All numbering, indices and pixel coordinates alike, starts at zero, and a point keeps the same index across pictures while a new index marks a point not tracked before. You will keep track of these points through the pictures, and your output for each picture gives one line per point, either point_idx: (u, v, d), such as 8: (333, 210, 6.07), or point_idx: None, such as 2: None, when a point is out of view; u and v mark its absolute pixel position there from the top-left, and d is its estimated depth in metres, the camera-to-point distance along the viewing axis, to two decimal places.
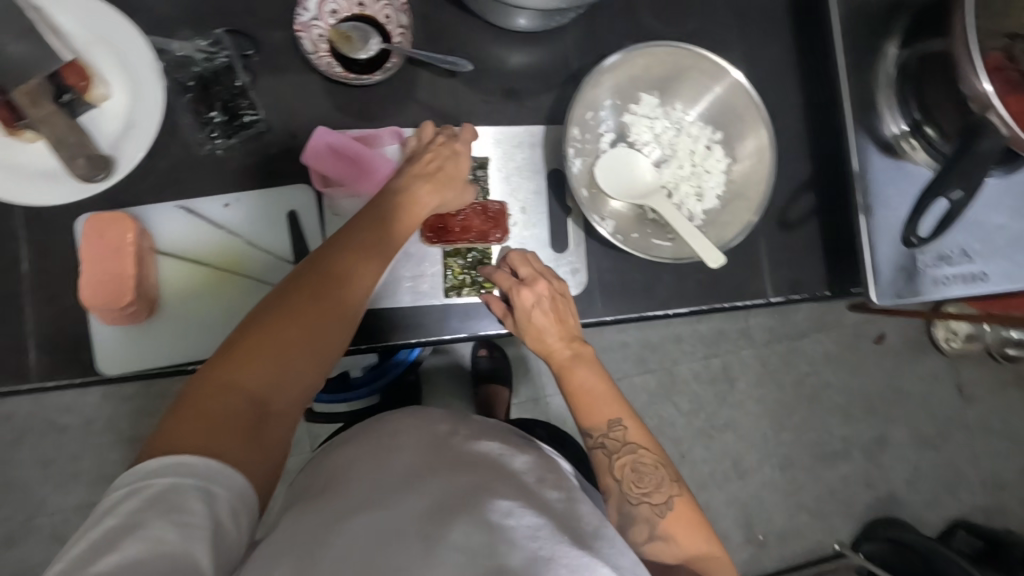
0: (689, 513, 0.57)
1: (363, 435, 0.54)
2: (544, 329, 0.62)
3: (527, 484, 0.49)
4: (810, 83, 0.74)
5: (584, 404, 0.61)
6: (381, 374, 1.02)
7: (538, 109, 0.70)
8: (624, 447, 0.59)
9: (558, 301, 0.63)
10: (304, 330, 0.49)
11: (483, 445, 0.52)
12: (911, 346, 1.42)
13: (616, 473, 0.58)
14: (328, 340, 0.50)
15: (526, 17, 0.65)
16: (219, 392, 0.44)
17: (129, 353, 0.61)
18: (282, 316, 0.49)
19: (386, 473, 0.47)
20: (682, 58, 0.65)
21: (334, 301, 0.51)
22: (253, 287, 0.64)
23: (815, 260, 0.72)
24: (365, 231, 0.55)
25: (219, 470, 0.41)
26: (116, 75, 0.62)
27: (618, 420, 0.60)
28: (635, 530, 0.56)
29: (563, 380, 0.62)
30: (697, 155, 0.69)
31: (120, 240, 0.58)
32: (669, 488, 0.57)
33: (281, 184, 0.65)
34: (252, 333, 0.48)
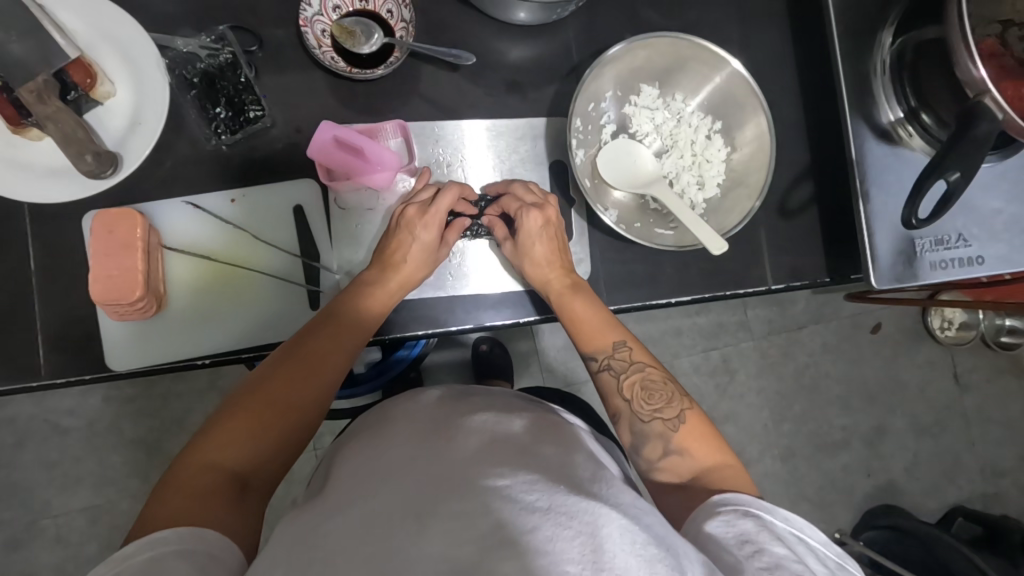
0: (701, 426, 0.58)
1: (365, 433, 0.57)
2: (546, 262, 0.64)
3: (524, 441, 0.50)
4: (809, 74, 0.75)
5: (587, 326, 0.63)
6: (386, 369, 1.03)
7: (540, 102, 0.71)
8: (632, 366, 0.61)
9: (555, 235, 0.65)
10: (269, 413, 0.53)
11: (478, 416, 0.53)
12: (908, 335, 1.43)
13: (626, 393, 0.60)
14: (301, 420, 0.54)
15: (527, 11, 0.65)
16: (196, 472, 0.48)
17: (139, 349, 0.62)
18: (257, 399, 0.53)
19: (383, 459, 0.48)
20: (682, 48, 0.66)
21: (303, 384, 0.55)
22: (259, 280, 0.65)
23: (816, 248, 0.73)
24: (333, 315, 0.59)
25: (194, 535, 0.43)
26: (121, 72, 0.62)
27: (623, 341, 0.62)
28: (650, 447, 0.58)
29: (564, 308, 0.63)
30: (698, 145, 0.70)
31: (130, 235, 0.58)
32: (679, 402, 0.59)
33: (286, 179, 0.66)
34: (224, 425, 0.51)
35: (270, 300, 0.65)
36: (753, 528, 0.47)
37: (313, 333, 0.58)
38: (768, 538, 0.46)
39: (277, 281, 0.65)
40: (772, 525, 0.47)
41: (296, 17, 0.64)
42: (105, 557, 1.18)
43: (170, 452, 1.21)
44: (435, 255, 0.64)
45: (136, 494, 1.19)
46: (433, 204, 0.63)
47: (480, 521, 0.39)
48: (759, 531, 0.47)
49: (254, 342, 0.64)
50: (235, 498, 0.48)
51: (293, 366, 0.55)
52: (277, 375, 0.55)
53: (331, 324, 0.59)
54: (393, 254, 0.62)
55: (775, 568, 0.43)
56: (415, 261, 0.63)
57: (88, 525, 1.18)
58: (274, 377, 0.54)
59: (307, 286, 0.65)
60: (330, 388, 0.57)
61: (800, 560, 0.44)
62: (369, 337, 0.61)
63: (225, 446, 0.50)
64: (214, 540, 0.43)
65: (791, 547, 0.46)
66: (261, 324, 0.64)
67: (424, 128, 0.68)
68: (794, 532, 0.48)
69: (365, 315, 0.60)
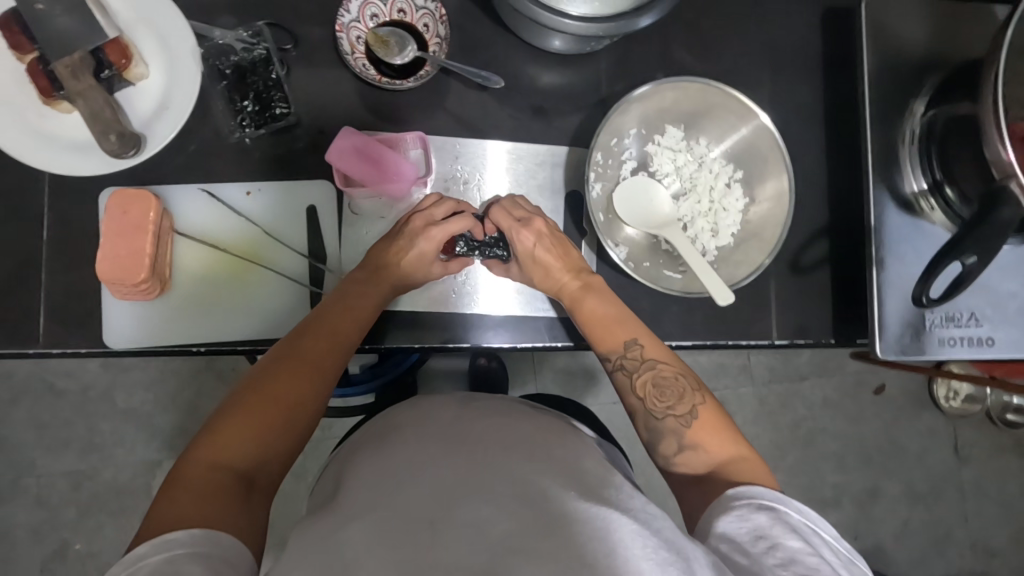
0: (714, 419, 0.57)
1: (375, 426, 0.57)
2: (550, 274, 0.64)
3: (534, 440, 0.51)
4: (836, 132, 0.75)
5: (599, 327, 0.62)
6: (379, 374, 1.06)
7: (564, 129, 0.71)
8: (643, 366, 0.60)
9: (558, 245, 0.65)
10: (277, 406, 0.53)
11: (485, 418, 0.53)
12: (912, 401, 1.41)
13: (638, 392, 0.59)
14: (308, 414, 0.55)
15: (561, 40, 0.66)
16: (203, 471, 0.48)
17: (137, 330, 0.62)
18: (261, 394, 0.53)
19: (396, 451, 0.49)
20: (711, 94, 0.65)
21: (305, 372, 0.55)
22: (264, 275, 0.65)
23: (823, 308, 0.72)
24: (335, 306, 0.60)
25: (207, 537, 0.43)
26: (156, 56, 0.63)
27: (635, 340, 0.61)
28: (664, 444, 0.57)
29: (577, 310, 0.64)
30: (716, 192, 0.69)
31: (141, 218, 0.59)
32: (691, 398, 0.58)
33: (304, 179, 0.66)
34: (230, 417, 0.51)
35: (272, 296, 0.65)
36: (766, 522, 0.47)
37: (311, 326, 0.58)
38: (783, 534, 0.46)
39: (281, 278, 0.65)
40: (786, 515, 0.47)
41: (334, 21, 0.65)
42: (81, 523, 1.18)
43: (158, 427, 1.21)
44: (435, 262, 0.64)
45: (121, 464, 1.20)
46: (431, 211, 0.65)
47: (494, 527, 0.40)
48: (773, 525, 0.47)
49: (250, 337, 0.64)
50: (243, 496, 0.48)
51: (292, 358, 0.56)
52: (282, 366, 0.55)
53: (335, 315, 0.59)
54: (394, 251, 0.63)
55: (789, 564, 0.44)
56: (407, 266, 0.63)
57: (69, 489, 1.19)
58: (280, 369, 0.55)
59: (311, 288, 0.65)
60: (332, 374, 0.57)
61: (814, 551, 0.45)
62: (368, 325, 0.61)
63: (233, 442, 0.50)
64: (225, 543, 0.43)
65: (805, 536, 0.46)
66: (260, 318, 0.64)
67: (445, 144, 0.69)
68: (807, 525, 0.47)
69: (365, 311, 0.61)
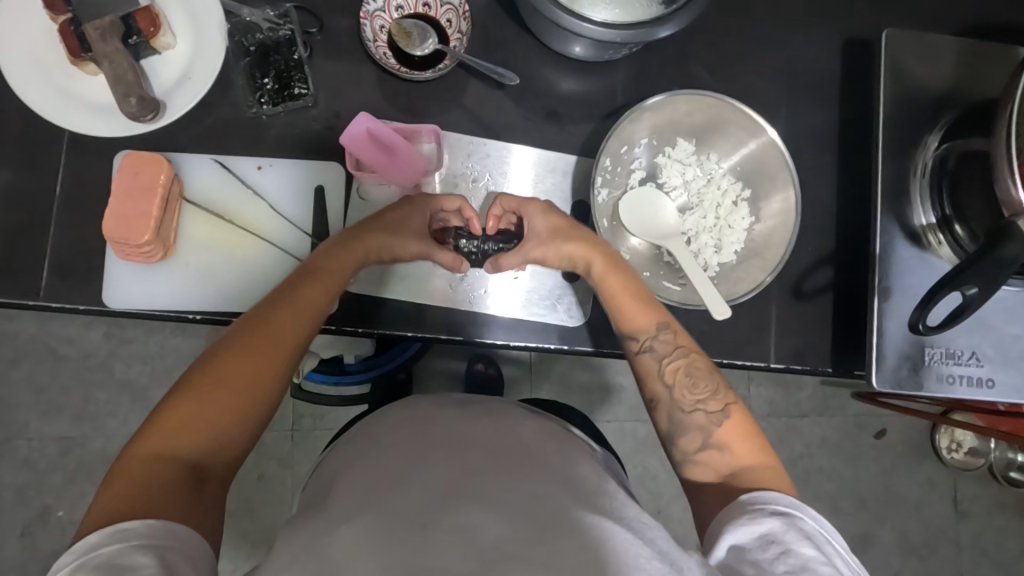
0: (744, 422, 0.56)
1: (362, 428, 0.57)
2: (570, 252, 0.63)
3: (525, 447, 0.50)
4: (849, 162, 0.75)
5: (630, 307, 0.61)
6: (375, 365, 1.04)
7: (577, 135, 0.71)
8: (675, 352, 0.59)
9: (572, 224, 0.65)
10: (234, 392, 0.51)
11: (470, 424, 0.52)
12: (913, 448, 1.38)
13: (667, 378, 0.58)
14: (265, 401, 0.53)
15: (582, 46, 0.67)
16: (153, 461, 0.46)
17: (136, 292, 0.63)
18: (217, 377, 0.51)
19: (385, 454, 0.49)
20: (724, 110, 0.65)
21: (265, 357, 0.53)
22: (265, 249, 0.65)
23: (822, 335, 0.71)
24: (303, 287, 0.58)
25: (163, 529, 0.42)
26: (183, 27, 0.65)
27: (667, 325, 0.60)
28: (686, 439, 0.56)
29: (605, 293, 0.62)
30: (723, 209, 0.69)
31: (151, 181, 0.60)
32: (725, 396, 0.57)
33: (315, 159, 0.67)
34: (180, 402, 0.49)
35: (272, 271, 0.65)
36: (779, 526, 0.45)
37: (274, 307, 0.56)
38: (795, 540, 0.44)
39: (284, 254, 0.65)
40: (803, 524, 0.45)
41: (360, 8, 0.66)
42: (66, 490, 1.19)
43: (152, 402, 1.21)
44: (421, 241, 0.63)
45: (111, 435, 1.20)
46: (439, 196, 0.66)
47: (480, 535, 0.40)
48: (786, 530, 0.45)
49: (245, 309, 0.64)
50: (195, 486, 0.46)
51: (255, 339, 0.54)
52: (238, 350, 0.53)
53: (302, 295, 0.57)
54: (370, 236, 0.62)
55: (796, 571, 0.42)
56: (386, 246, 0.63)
57: (57, 455, 1.19)
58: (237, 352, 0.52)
59: None
60: (292, 358, 0.55)
61: (827, 562, 0.43)
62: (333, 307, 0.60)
63: (185, 430, 0.49)
64: (180, 535, 0.42)
65: (820, 546, 0.44)
66: (257, 291, 0.64)
67: (459, 140, 0.69)
68: (822, 533, 0.45)
69: (330, 291, 0.59)
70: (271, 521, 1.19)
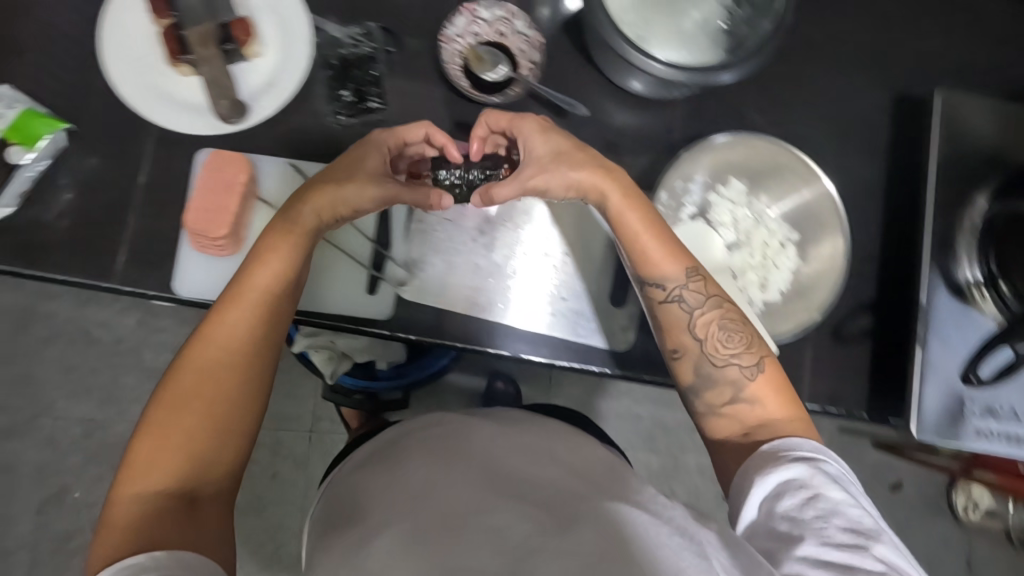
0: (776, 374, 0.58)
1: (374, 446, 0.59)
2: (579, 181, 0.61)
3: (502, 460, 0.51)
4: (893, 214, 0.77)
5: (655, 255, 0.61)
6: (405, 372, 1.07)
7: (632, 168, 0.74)
8: (707, 304, 0.60)
9: (575, 147, 0.63)
10: (199, 420, 0.53)
11: (479, 437, 0.54)
12: (927, 503, 1.37)
13: (698, 331, 0.60)
14: (236, 416, 0.54)
15: (643, 81, 0.70)
16: (131, 505, 0.48)
17: (203, 281, 0.65)
18: (177, 411, 0.52)
19: (404, 465, 0.52)
20: (781, 155, 0.71)
21: (219, 379, 0.54)
22: (330, 251, 0.69)
23: (859, 383, 0.72)
24: (247, 296, 0.57)
25: (171, 556, 0.45)
26: (274, 39, 0.69)
27: (696, 271, 0.61)
28: (717, 390, 0.59)
29: (623, 222, 0.61)
30: (770, 249, 0.71)
31: (232, 178, 0.63)
32: (758, 348, 0.59)
33: (383, 169, 0.69)
34: (146, 443, 0.51)
35: (334, 272, 0.68)
36: (806, 471, 0.49)
37: (226, 326, 0.56)
38: (820, 484, 0.48)
39: (347, 258, 0.68)
40: (825, 467, 0.50)
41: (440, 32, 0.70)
42: (86, 471, 1.21)
43: None
44: (387, 180, 0.61)
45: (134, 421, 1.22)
46: (395, 129, 0.63)
47: (507, 534, 0.42)
48: (812, 476, 0.49)
49: (306, 307, 0.67)
50: (187, 510, 0.49)
51: (215, 362, 0.55)
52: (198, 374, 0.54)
53: (244, 311, 0.57)
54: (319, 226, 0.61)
55: (832, 513, 0.47)
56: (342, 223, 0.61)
57: (80, 436, 1.22)
58: (196, 379, 0.54)
59: (370, 270, 0.67)
60: (254, 365, 0.56)
61: (855, 501, 0.48)
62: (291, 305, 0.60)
63: (157, 468, 0.50)
64: (187, 558, 0.45)
65: (846, 488, 0.49)
66: (319, 290, 0.68)
67: None
68: (841, 477, 0.50)
69: (278, 297, 0.59)
70: (284, 520, 1.20)
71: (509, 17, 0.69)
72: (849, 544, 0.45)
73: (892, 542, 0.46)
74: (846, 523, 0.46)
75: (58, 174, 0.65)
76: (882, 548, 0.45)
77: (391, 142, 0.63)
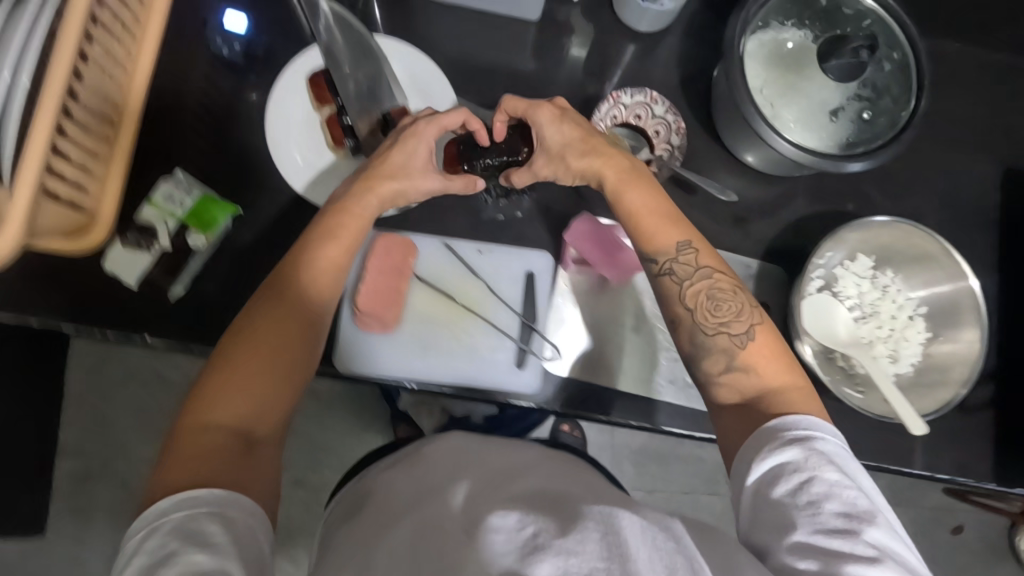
0: (771, 340, 0.60)
1: (404, 463, 0.63)
2: (584, 168, 0.65)
3: (518, 479, 0.54)
4: (1007, 286, 0.79)
5: (651, 221, 0.63)
6: (501, 425, 1.02)
7: (759, 243, 0.77)
8: (698, 271, 0.62)
9: (586, 133, 0.65)
10: (255, 378, 0.54)
11: (508, 463, 0.59)
12: (989, 546, 1.37)
13: (689, 300, 0.61)
14: (279, 375, 0.55)
15: (754, 155, 0.75)
16: (205, 438, 0.50)
17: (362, 360, 0.67)
18: (237, 369, 0.53)
19: (421, 484, 0.57)
20: (923, 241, 0.71)
21: (268, 338, 0.55)
22: (481, 328, 0.71)
23: (983, 450, 0.74)
24: (298, 267, 0.59)
25: (226, 500, 0.46)
26: None
27: (688, 243, 0.63)
28: (712, 361, 0.60)
29: (623, 202, 0.64)
30: (898, 321, 0.74)
31: (402, 263, 0.67)
32: (750, 315, 0.60)
33: (528, 248, 0.72)
34: (210, 401, 0.52)
35: (485, 349, 0.70)
36: (800, 454, 0.50)
37: (268, 303, 0.57)
38: (822, 470, 0.48)
39: (498, 334, 0.70)
40: (819, 447, 0.50)
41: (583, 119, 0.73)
42: None
43: None
44: (433, 173, 0.64)
45: None
46: (434, 117, 0.64)
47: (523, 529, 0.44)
48: (808, 457, 0.50)
49: (463, 383, 0.69)
50: (239, 454, 0.50)
51: (269, 334, 0.56)
52: (247, 336, 0.55)
53: (306, 286, 0.59)
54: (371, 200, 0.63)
55: (824, 497, 0.47)
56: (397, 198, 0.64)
57: None
58: (247, 341, 0.55)
59: (519, 344, 0.70)
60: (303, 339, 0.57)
61: (850, 484, 0.48)
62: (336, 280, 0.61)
63: (214, 405, 0.52)
64: (241, 507, 0.46)
65: (842, 470, 0.49)
66: (470, 366, 0.69)
67: None
68: (845, 462, 0.50)
69: (332, 278, 0.60)
70: None
71: (649, 101, 0.72)
72: (840, 528, 0.46)
73: (888, 522, 0.47)
74: (840, 508, 0.47)
75: (220, 249, 0.67)
76: (875, 531, 0.46)
77: (435, 135, 0.64)
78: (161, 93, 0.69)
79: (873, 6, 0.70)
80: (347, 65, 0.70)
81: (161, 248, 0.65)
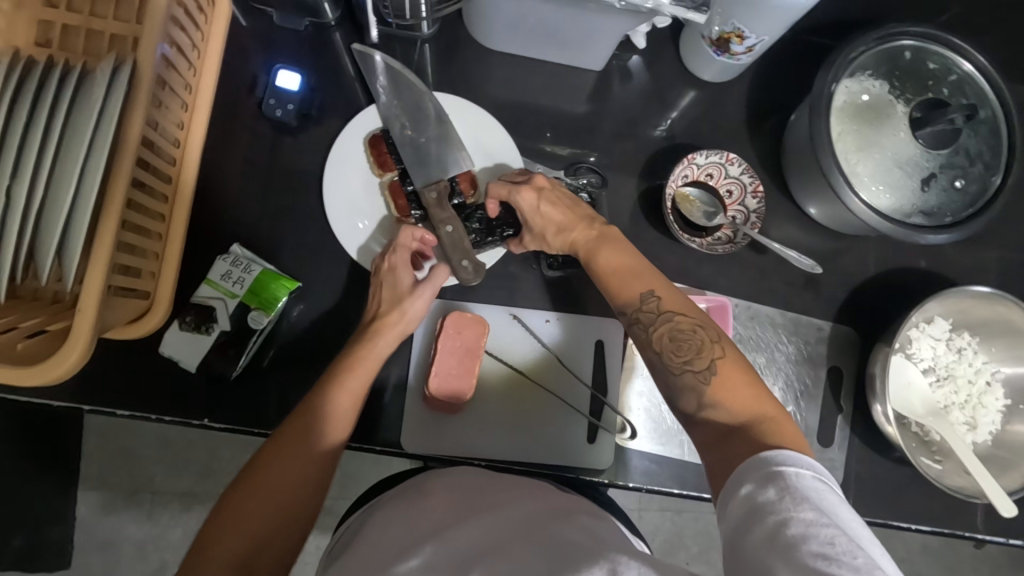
0: (736, 372, 0.54)
1: (392, 502, 0.56)
2: (572, 238, 0.63)
3: (512, 516, 0.50)
4: None
5: (618, 279, 0.60)
6: None
7: (831, 302, 0.74)
8: (661, 317, 0.57)
9: (571, 205, 0.64)
10: (270, 511, 0.49)
11: (504, 494, 0.54)
12: (1013, 559, 1.37)
13: (655, 344, 0.57)
14: (299, 512, 0.50)
15: (817, 208, 0.72)
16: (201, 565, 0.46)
17: (430, 439, 0.65)
18: (251, 497, 0.49)
19: (410, 523, 0.51)
20: (1013, 311, 0.68)
21: (294, 470, 0.50)
22: (549, 400, 0.69)
23: None
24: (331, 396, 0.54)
25: None
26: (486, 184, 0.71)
27: (652, 293, 0.59)
28: (685, 400, 0.55)
29: (593, 262, 0.63)
30: (976, 387, 0.72)
31: (474, 341, 0.65)
32: (711, 350, 0.55)
33: (594, 316, 0.71)
34: (220, 528, 0.47)
35: (555, 422, 0.68)
36: (774, 493, 0.43)
37: (292, 440, 0.51)
38: (802, 508, 0.41)
39: (566, 406, 0.68)
40: (798, 482, 0.43)
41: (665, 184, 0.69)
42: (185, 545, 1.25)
43: None
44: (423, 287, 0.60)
45: None
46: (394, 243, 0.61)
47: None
48: (781, 497, 0.42)
49: (533, 459, 0.67)
50: None
51: (283, 473, 0.50)
52: (267, 460, 0.50)
53: (333, 419, 0.53)
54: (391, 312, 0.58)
55: (800, 540, 0.40)
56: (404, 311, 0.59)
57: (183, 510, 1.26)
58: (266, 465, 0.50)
59: (590, 419, 0.68)
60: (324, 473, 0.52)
61: (829, 522, 0.40)
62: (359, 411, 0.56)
63: (225, 535, 0.47)
64: None
65: (820, 508, 0.41)
66: (540, 440, 0.68)
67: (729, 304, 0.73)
68: (825, 500, 0.42)
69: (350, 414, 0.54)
70: None
71: (724, 161, 0.69)
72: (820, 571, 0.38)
73: (876, 564, 0.39)
74: (818, 549, 0.39)
75: (277, 329, 0.64)
76: None
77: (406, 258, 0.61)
78: (211, 169, 0.67)
79: (972, 70, 0.66)
80: (408, 128, 0.68)
81: (221, 329, 0.62)
